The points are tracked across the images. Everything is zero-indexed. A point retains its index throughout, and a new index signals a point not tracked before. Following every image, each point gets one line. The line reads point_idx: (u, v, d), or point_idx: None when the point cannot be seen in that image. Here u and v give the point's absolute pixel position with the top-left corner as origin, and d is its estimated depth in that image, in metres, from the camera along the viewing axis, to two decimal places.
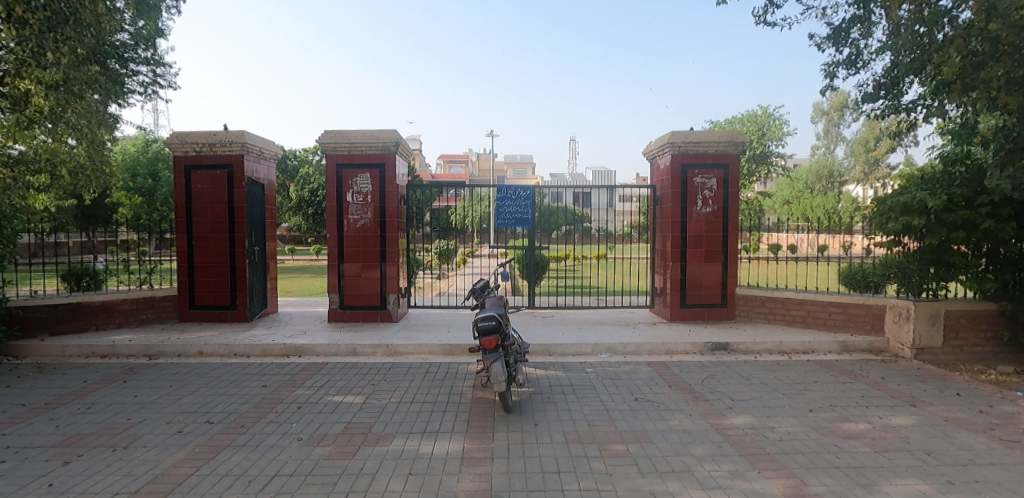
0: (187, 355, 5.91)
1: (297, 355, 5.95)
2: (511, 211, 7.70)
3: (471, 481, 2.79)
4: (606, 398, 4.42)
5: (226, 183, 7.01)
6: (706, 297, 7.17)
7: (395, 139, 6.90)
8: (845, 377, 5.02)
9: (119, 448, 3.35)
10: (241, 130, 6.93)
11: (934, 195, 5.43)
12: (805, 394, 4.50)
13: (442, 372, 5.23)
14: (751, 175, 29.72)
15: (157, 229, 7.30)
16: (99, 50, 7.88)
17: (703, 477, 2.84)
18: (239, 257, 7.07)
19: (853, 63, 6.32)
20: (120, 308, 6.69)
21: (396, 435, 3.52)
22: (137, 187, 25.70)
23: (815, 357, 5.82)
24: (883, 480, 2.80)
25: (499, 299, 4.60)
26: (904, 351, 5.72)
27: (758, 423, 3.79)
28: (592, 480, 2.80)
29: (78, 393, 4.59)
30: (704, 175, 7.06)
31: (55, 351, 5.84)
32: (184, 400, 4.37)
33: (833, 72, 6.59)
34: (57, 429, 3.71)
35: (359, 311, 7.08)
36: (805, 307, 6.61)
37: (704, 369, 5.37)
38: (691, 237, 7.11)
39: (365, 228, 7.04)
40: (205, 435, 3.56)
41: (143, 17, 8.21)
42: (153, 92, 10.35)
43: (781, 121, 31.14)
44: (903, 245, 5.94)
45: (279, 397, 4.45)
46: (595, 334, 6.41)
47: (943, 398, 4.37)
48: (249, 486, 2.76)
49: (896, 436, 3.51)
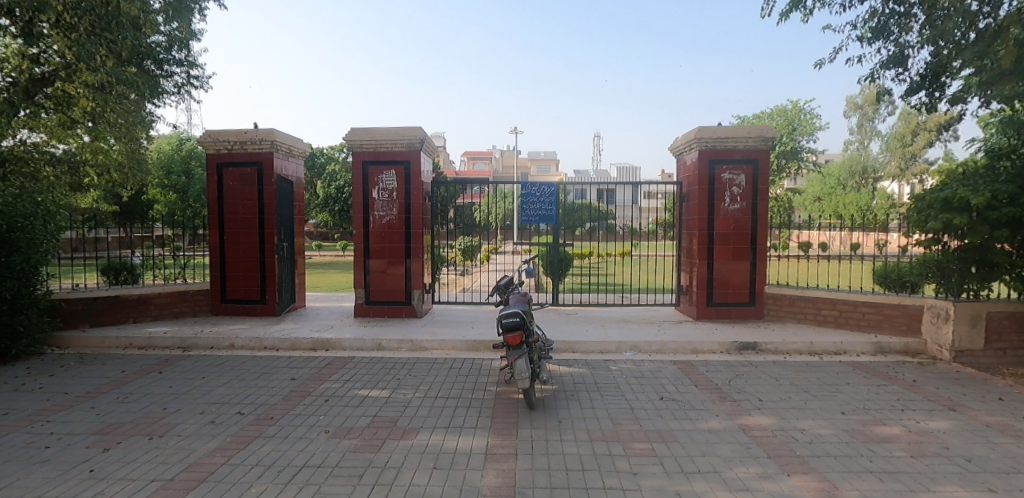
0: (219, 348, 6.08)
1: (324, 349, 6.05)
2: (535, 208, 7.66)
3: (495, 477, 2.80)
4: (630, 397, 4.37)
5: (256, 180, 7.16)
6: (734, 296, 7.02)
7: (419, 136, 6.94)
8: (879, 380, 4.86)
9: (155, 436, 3.47)
10: (269, 128, 7.05)
11: (977, 191, 5.19)
12: (837, 397, 4.37)
13: (466, 368, 5.26)
14: (781, 173, 28.97)
15: (190, 226, 7.47)
16: (137, 52, 8.07)
17: (731, 479, 2.78)
18: (269, 252, 7.21)
19: (904, 56, 6.26)
20: (156, 302, 6.93)
21: (421, 430, 3.56)
22: (172, 185, 26.68)
23: (848, 358, 5.65)
24: (919, 486, 2.70)
25: (523, 296, 4.60)
26: (942, 354, 5.53)
27: (787, 424, 3.70)
28: (616, 479, 2.78)
29: (116, 383, 4.77)
30: (733, 171, 6.90)
31: (96, 342, 6.09)
32: (215, 392, 4.49)
33: (885, 69, 6.51)
34: (98, 417, 3.86)
35: (384, 306, 7.18)
36: (838, 307, 6.42)
37: (731, 369, 5.27)
38: (719, 234, 6.97)
39: (391, 225, 7.10)
40: (236, 426, 3.65)
41: (177, 19, 8.44)
42: (186, 92, 10.59)
43: (813, 115, 30.15)
44: (941, 243, 5.67)
45: (307, 390, 4.55)
46: (619, 332, 6.35)
47: (984, 403, 4.20)
48: (279, 477, 2.82)
49: (934, 442, 3.38)
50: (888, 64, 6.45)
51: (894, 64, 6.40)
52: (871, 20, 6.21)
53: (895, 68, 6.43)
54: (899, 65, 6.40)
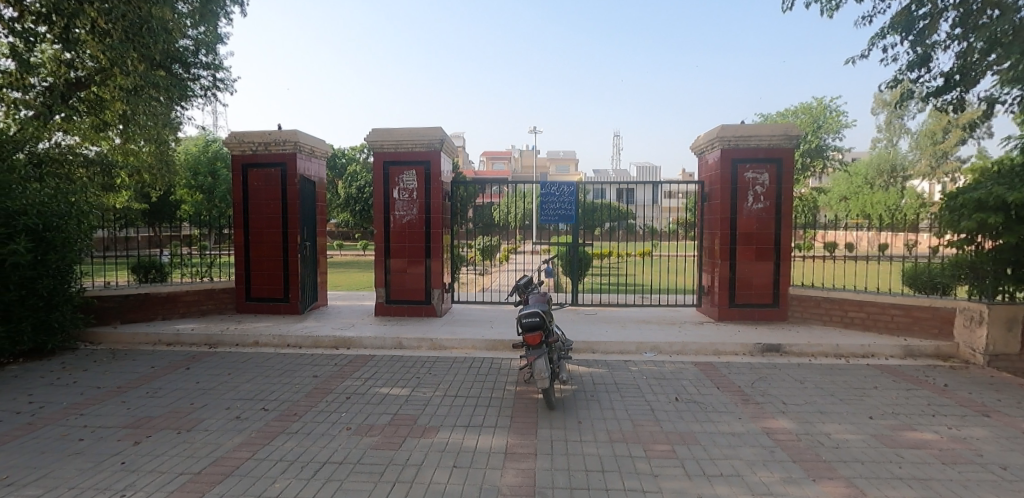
0: (243, 345, 6.21)
1: (345, 347, 6.13)
2: (554, 208, 7.64)
3: (515, 477, 2.81)
4: (650, 398, 4.34)
5: (280, 180, 7.29)
6: (757, 297, 6.91)
7: (439, 136, 6.98)
8: (908, 384, 4.73)
9: (183, 430, 3.56)
10: (293, 129, 7.17)
11: (1014, 190, 5.00)
12: (864, 401, 4.27)
13: (485, 367, 5.28)
14: (805, 171, 28.37)
15: (216, 225, 7.64)
16: (166, 56, 8.28)
17: (754, 483, 2.74)
18: (292, 252, 7.34)
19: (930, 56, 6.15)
20: (183, 299, 7.11)
21: (441, 428, 3.58)
22: (199, 185, 27.34)
23: (876, 361, 5.51)
24: (951, 494, 2.62)
25: (542, 296, 4.59)
26: (975, 358, 5.36)
27: (812, 428, 3.63)
28: (636, 481, 2.75)
29: (145, 378, 4.91)
30: (756, 170, 6.79)
31: (127, 338, 6.28)
32: (240, 388, 4.59)
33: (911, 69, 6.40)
34: (129, 410, 3.98)
35: (404, 305, 7.24)
36: (865, 309, 6.27)
37: (754, 371, 5.18)
38: (741, 234, 6.86)
39: (411, 225, 7.17)
40: (260, 422, 3.73)
41: (205, 23, 8.65)
42: (213, 95, 10.83)
43: (839, 112, 29.44)
44: (976, 244, 5.48)
45: (329, 387, 4.62)
46: (639, 333, 6.30)
47: (1021, 410, 4.05)
48: (302, 472, 2.87)
49: (967, 448, 3.28)
50: (914, 64, 6.35)
51: (920, 64, 6.29)
52: (897, 19, 6.11)
53: (921, 69, 6.32)
54: (925, 65, 6.29)
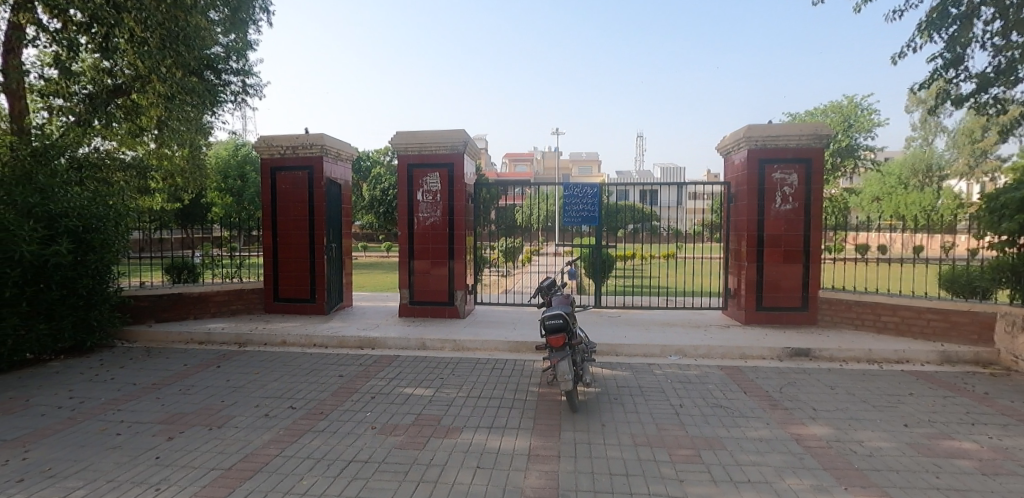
0: (271, 344, 6.35)
1: (369, 347, 6.22)
2: (577, 210, 7.61)
3: (538, 478, 2.81)
4: (676, 402, 4.28)
5: (307, 182, 7.44)
6: (785, 300, 6.77)
7: (463, 139, 7.04)
8: (945, 391, 4.56)
9: (214, 426, 3.66)
10: (319, 133, 7.32)
11: None
12: (899, 408, 4.13)
13: (508, 369, 5.29)
14: (836, 171, 27.63)
15: (246, 227, 7.84)
16: (199, 63, 8.55)
17: (782, 490, 2.69)
18: (318, 253, 7.48)
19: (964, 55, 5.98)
20: (214, 299, 7.31)
21: (465, 429, 3.61)
22: (229, 188, 28.08)
23: (911, 367, 5.33)
24: None
25: (566, 297, 4.59)
26: (1018, 365, 5.14)
27: (843, 435, 3.53)
28: (661, 485, 2.73)
29: (179, 375, 5.06)
30: (784, 170, 6.65)
31: (160, 336, 6.49)
32: (268, 386, 4.69)
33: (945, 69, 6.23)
34: (163, 407, 4.11)
35: (428, 305, 7.31)
36: (899, 313, 6.08)
37: (783, 376, 5.07)
38: (769, 236, 6.73)
39: (434, 226, 7.23)
40: (287, 420, 3.80)
41: (235, 31, 8.90)
42: (243, 100, 11.13)
43: (871, 110, 28.60)
44: (1019, 246, 5.26)
45: (354, 387, 4.69)
46: (664, 336, 6.23)
47: None
48: (329, 470, 2.93)
49: (1009, 459, 3.15)
50: (948, 64, 6.18)
51: (954, 64, 6.13)
52: (930, 18, 5.97)
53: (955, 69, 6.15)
54: (960, 64, 6.12)
